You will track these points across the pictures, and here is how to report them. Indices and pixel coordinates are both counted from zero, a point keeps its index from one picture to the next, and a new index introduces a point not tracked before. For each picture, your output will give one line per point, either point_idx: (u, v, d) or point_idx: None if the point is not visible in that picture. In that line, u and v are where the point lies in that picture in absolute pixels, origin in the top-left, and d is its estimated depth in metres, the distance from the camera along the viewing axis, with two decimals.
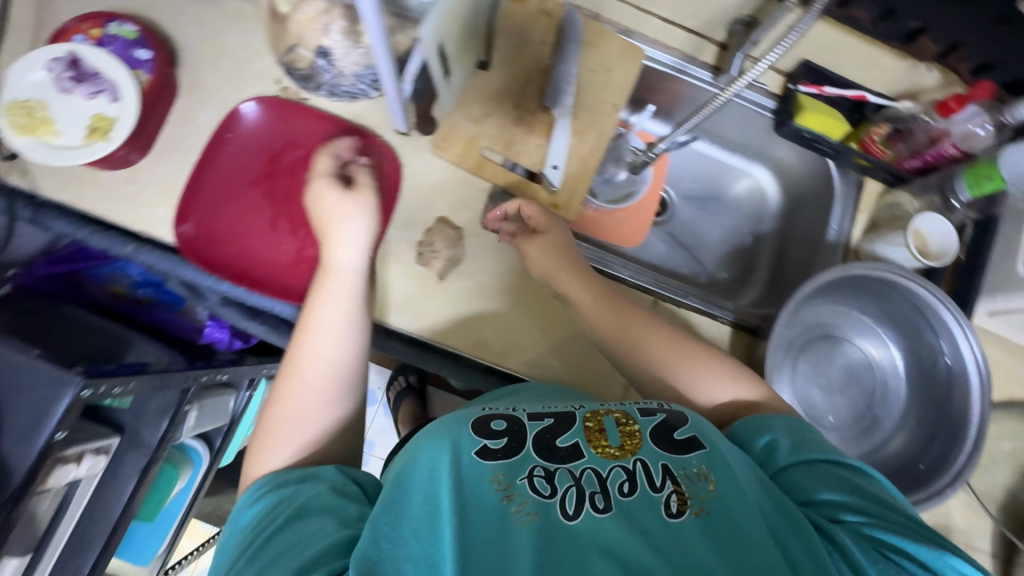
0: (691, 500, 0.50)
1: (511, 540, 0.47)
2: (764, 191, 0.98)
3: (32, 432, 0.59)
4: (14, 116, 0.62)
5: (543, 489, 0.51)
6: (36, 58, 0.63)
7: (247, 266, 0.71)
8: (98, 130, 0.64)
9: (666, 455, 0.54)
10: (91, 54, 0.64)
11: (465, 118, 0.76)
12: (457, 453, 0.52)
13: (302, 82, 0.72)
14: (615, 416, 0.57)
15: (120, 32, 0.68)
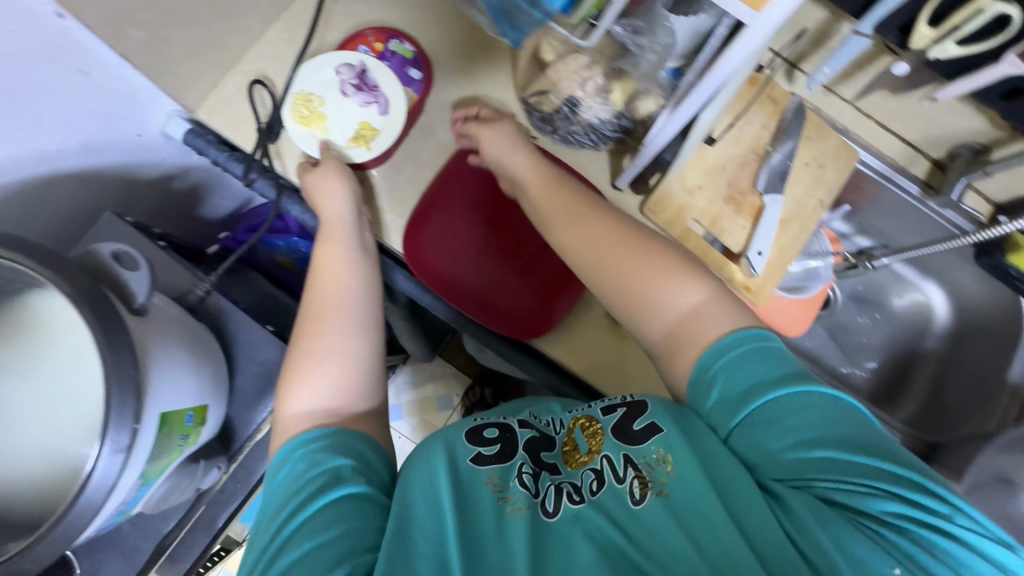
0: (652, 483, 0.51)
1: (510, 535, 0.50)
2: (932, 309, 0.95)
3: (259, 396, 0.66)
4: (300, 107, 0.72)
5: (529, 487, 0.55)
6: (331, 61, 0.72)
7: (454, 285, 0.74)
8: (361, 136, 0.73)
9: (627, 445, 0.54)
10: (375, 69, 0.73)
11: (680, 186, 0.78)
12: (453, 459, 0.56)
13: (541, 124, 0.76)
14: (581, 422, 0.60)
15: (398, 49, 0.75)
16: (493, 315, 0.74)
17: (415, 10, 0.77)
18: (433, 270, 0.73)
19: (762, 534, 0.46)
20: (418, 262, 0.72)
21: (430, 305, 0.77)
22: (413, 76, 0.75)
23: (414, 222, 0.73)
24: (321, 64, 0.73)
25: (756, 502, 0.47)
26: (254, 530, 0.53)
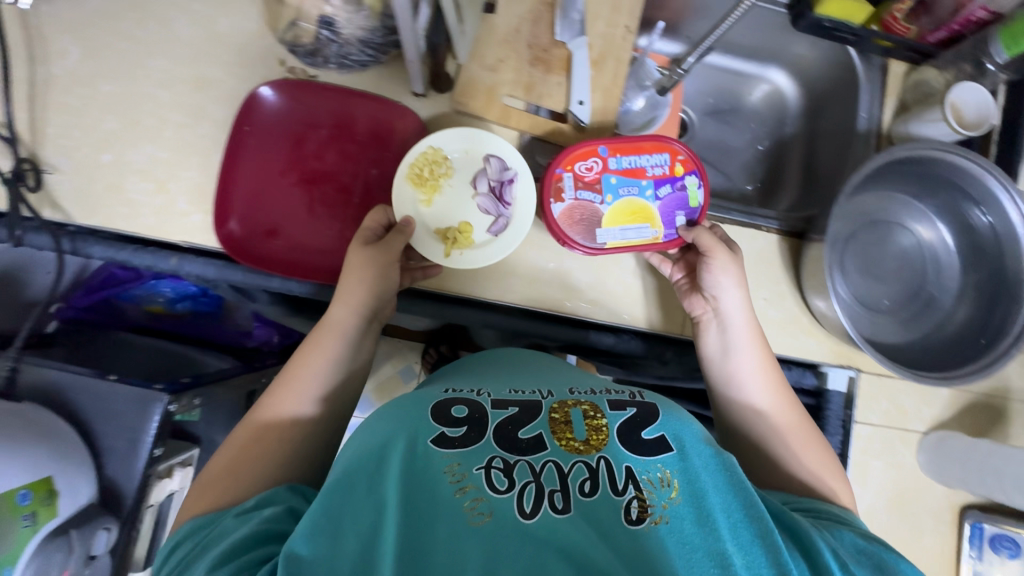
0: (652, 508, 0.48)
1: (468, 539, 0.45)
2: (783, 94, 0.96)
3: (133, 453, 0.60)
4: (416, 167, 0.70)
5: (500, 484, 0.49)
6: (505, 151, 0.72)
7: (295, 259, 0.70)
8: (453, 237, 0.70)
9: (630, 457, 0.52)
10: (521, 185, 0.72)
11: (482, 68, 0.73)
12: (412, 443, 0.51)
13: (309, 58, 0.69)
14: (583, 408, 0.56)
15: (688, 186, 0.74)
16: None
17: None
18: (268, 255, 0.68)
19: (753, 550, 0.47)
20: (243, 251, 0.67)
21: (281, 288, 0.72)
22: (675, 224, 0.74)
23: (221, 211, 0.66)
24: (482, 143, 0.72)
25: (751, 512, 0.50)
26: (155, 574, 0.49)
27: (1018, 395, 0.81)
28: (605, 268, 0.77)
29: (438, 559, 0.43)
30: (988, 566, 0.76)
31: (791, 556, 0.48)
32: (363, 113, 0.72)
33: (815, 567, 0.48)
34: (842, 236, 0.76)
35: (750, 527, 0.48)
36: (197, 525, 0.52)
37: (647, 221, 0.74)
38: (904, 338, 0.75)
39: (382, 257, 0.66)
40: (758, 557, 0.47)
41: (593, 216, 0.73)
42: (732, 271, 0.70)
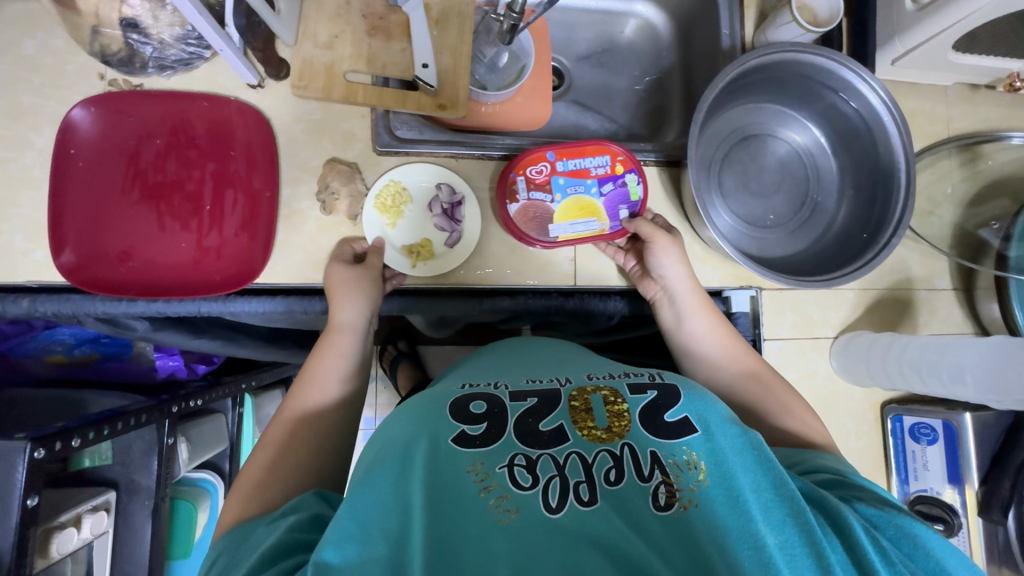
0: (681, 492, 0.48)
1: (498, 536, 0.45)
2: (653, 26, 0.94)
3: (4, 506, 0.60)
4: (382, 198, 0.71)
5: (524, 480, 0.48)
6: (459, 184, 0.73)
7: (151, 278, 0.66)
8: (416, 251, 0.72)
9: (655, 441, 0.51)
10: (471, 207, 0.73)
11: (316, 46, 0.69)
12: (434, 440, 0.51)
13: (126, 66, 0.66)
14: (604, 393, 0.55)
15: (630, 184, 0.74)
16: (210, 283, 0.67)
17: None
18: (119, 279, 0.65)
19: (785, 530, 0.45)
20: (90, 279, 0.64)
21: (146, 312, 0.68)
22: (619, 216, 0.74)
23: (56, 242, 0.63)
24: (437, 173, 0.74)
25: (781, 491, 0.48)
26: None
27: (921, 284, 0.81)
28: (490, 230, 0.74)
29: (470, 558, 0.43)
30: (913, 456, 0.76)
31: (822, 530, 0.45)
32: (197, 115, 0.68)
33: (850, 544, 0.45)
34: (718, 159, 0.77)
35: (783, 506, 0.46)
36: (229, 540, 0.51)
37: (594, 215, 0.73)
38: (794, 248, 0.76)
39: (371, 278, 0.68)
40: (791, 537, 0.45)
41: (546, 214, 0.72)
42: (676, 247, 0.71)
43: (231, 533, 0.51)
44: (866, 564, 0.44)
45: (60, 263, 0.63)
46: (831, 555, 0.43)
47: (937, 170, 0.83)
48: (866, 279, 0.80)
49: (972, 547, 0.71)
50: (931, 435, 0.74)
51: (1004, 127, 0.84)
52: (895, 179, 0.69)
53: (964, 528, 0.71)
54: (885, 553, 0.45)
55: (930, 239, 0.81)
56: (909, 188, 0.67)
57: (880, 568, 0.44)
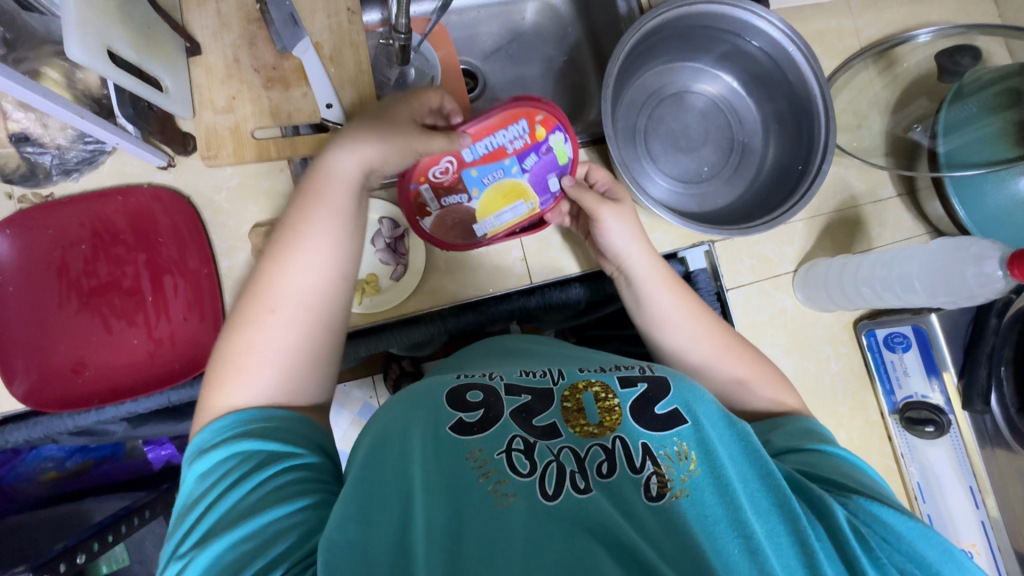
0: (671, 481, 0.48)
1: (502, 521, 0.46)
2: (552, 5, 0.93)
3: None
4: None
5: (522, 466, 0.50)
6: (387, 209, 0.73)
7: (112, 382, 0.66)
8: (361, 288, 0.71)
9: (645, 433, 0.51)
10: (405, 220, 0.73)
11: (216, 113, 0.68)
12: (435, 428, 0.53)
13: (30, 180, 0.65)
14: (594, 389, 0.55)
15: (553, 146, 0.69)
16: (172, 373, 0.67)
17: None
18: (80, 390, 0.65)
19: (771, 519, 0.47)
20: (52, 399, 0.64)
21: (118, 415, 0.68)
22: (550, 190, 0.71)
23: (5, 372, 0.62)
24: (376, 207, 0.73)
25: (768, 481, 0.49)
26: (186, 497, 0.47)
27: (866, 198, 0.81)
28: (437, 251, 0.74)
29: (472, 545, 0.45)
30: (892, 367, 0.77)
31: (807, 519, 0.47)
32: (115, 209, 0.67)
33: (833, 532, 0.47)
34: (640, 127, 0.78)
35: (768, 495, 0.48)
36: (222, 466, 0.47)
37: (521, 197, 0.70)
38: (734, 195, 0.77)
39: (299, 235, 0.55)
40: (777, 525, 0.47)
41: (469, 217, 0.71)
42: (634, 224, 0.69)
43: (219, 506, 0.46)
44: (847, 549, 0.46)
45: (14, 390, 0.62)
46: (815, 543, 0.46)
47: (856, 83, 0.84)
48: (812, 207, 0.81)
49: (965, 442, 0.73)
50: (905, 342, 0.77)
51: (910, 26, 0.84)
52: (814, 108, 0.69)
53: (954, 424, 0.74)
54: (867, 546, 0.46)
55: (864, 153, 0.82)
56: (830, 112, 0.67)
57: (860, 555, 0.45)
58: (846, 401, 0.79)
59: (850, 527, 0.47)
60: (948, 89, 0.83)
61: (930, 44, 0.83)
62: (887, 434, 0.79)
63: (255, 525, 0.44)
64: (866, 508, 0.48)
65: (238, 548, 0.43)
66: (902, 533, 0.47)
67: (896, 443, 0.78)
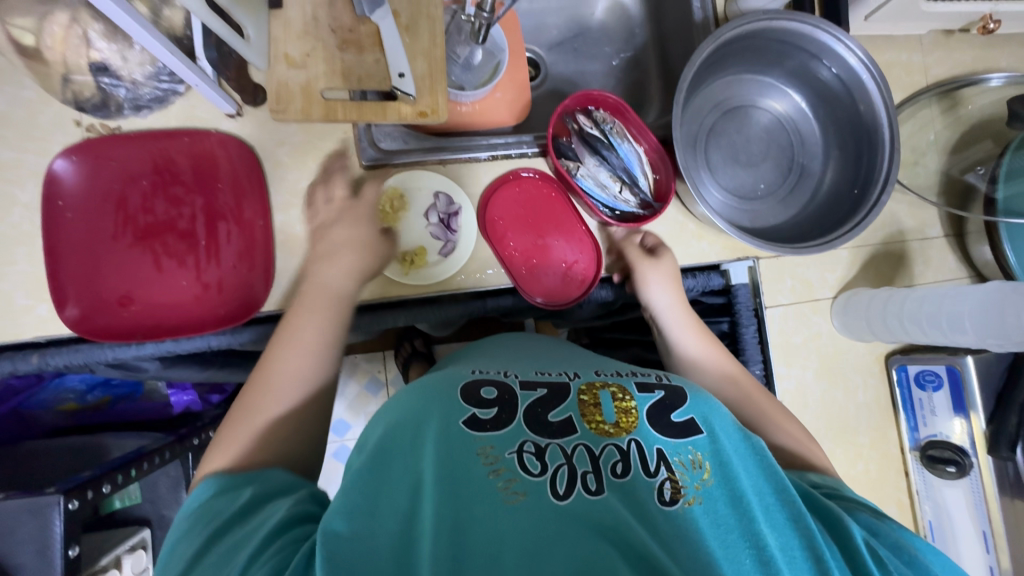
0: (685, 489, 0.48)
1: (507, 519, 0.45)
2: (623, 5, 0.93)
3: (45, 561, 0.59)
4: (383, 204, 0.72)
5: (533, 467, 0.49)
6: (449, 189, 0.73)
7: (156, 319, 0.66)
8: (410, 259, 0.71)
9: (661, 439, 0.52)
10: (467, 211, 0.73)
11: (289, 68, 0.68)
12: (445, 421, 0.52)
13: (100, 111, 0.65)
14: (612, 390, 0.56)
15: None
16: (215, 318, 0.67)
17: None
18: (124, 323, 0.66)
19: (786, 533, 0.47)
20: (99, 328, 0.65)
21: (159, 352, 0.67)
22: None
23: (58, 297, 0.63)
24: (430, 181, 0.74)
25: (783, 496, 0.50)
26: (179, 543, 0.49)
27: (913, 235, 0.82)
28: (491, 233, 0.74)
29: (479, 536, 0.44)
30: (920, 403, 0.78)
31: (822, 536, 0.48)
32: (178, 150, 0.67)
33: (846, 547, 0.48)
34: (704, 134, 0.77)
35: (783, 510, 0.48)
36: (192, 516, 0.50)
37: None
38: (787, 214, 0.77)
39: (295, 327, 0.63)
40: (791, 539, 0.47)
41: (582, 174, 0.74)
42: (672, 274, 0.73)
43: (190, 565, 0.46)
44: (860, 564, 0.47)
45: (65, 315, 0.63)
46: (830, 561, 0.46)
47: (920, 119, 0.85)
48: (859, 237, 0.81)
49: (986, 488, 0.73)
50: (936, 381, 0.76)
51: (980, 70, 0.84)
52: (879, 136, 0.70)
53: (976, 467, 0.73)
54: (884, 565, 0.47)
55: (918, 189, 0.82)
56: (895, 144, 0.68)
57: (874, 569, 0.46)
58: (868, 433, 0.80)
59: (868, 545, 0.48)
60: (1014, 135, 0.83)
61: (1000, 89, 0.83)
62: (904, 469, 0.80)
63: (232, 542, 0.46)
64: (887, 531, 0.50)
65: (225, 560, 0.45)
66: (919, 551, 0.48)
67: (912, 478, 0.79)
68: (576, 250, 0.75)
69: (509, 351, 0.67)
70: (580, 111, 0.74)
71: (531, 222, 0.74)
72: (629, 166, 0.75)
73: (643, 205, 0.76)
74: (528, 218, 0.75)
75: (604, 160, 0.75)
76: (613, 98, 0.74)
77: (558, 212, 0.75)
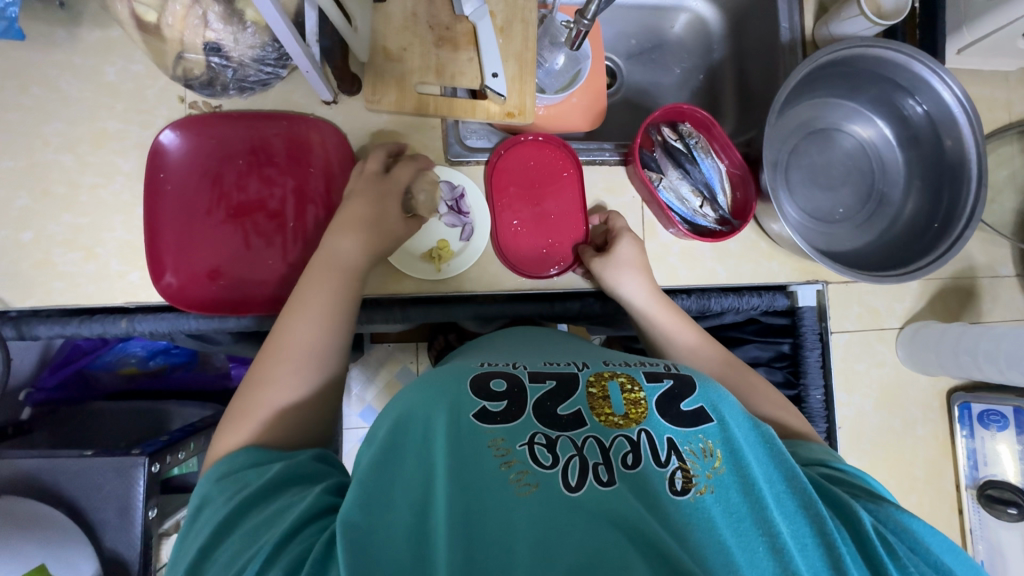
0: (696, 477, 0.44)
1: (519, 513, 0.41)
2: (704, 20, 0.93)
3: (126, 520, 0.61)
4: None
5: (544, 459, 0.44)
6: (452, 177, 0.73)
7: (242, 295, 0.68)
8: (437, 255, 0.71)
9: (672, 428, 0.47)
10: (474, 194, 0.73)
11: (387, 60, 0.70)
12: (454, 413, 0.47)
13: (207, 89, 0.68)
14: (620, 380, 0.51)
15: None
16: None
17: (5, 60, 0.66)
18: (212, 297, 0.67)
19: (797, 520, 0.43)
20: (190, 299, 0.67)
21: (239, 327, 0.70)
22: None
23: (155, 267, 0.66)
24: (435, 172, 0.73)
25: (793, 483, 0.46)
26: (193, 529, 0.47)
27: (985, 271, 0.81)
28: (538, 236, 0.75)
29: (493, 533, 0.40)
30: (982, 441, 0.77)
31: (834, 524, 0.44)
32: (274, 132, 0.69)
33: (859, 538, 0.44)
34: (786, 155, 0.78)
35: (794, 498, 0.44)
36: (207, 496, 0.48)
37: None
38: (863, 241, 0.77)
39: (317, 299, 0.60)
40: (802, 527, 0.43)
41: (660, 184, 0.75)
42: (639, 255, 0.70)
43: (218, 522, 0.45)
44: (873, 552, 0.43)
45: (161, 285, 0.66)
46: (841, 547, 0.42)
47: (1001, 155, 0.84)
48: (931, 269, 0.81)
49: None
50: (1001, 420, 0.76)
51: None
52: (965, 171, 0.70)
53: None
54: (895, 553, 0.44)
55: (995, 226, 0.82)
56: (982, 181, 0.67)
57: (888, 560, 0.43)
58: (923, 466, 0.80)
59: (877, 532, 0.45)
60: None
61: None
62: (958, 507, 0.79)
63: (253, 526, 0.44)
64: (897, 518, 0.46)
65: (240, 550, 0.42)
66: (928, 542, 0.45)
67: (966, 517, 0.78)
68: (566, 231, 0.75)
69: (516, 344, 0.63)
70: (666, 124, 0.76)
71: (532, 190, 0.75)
72: (709, 182, 0.76)
73: (721, 221, 0.77)
74: (532, 185, 0.75)
75: (686, 174, 0.75)
76: (697, 113, 0.75)
77: (564, 187, 0.75)
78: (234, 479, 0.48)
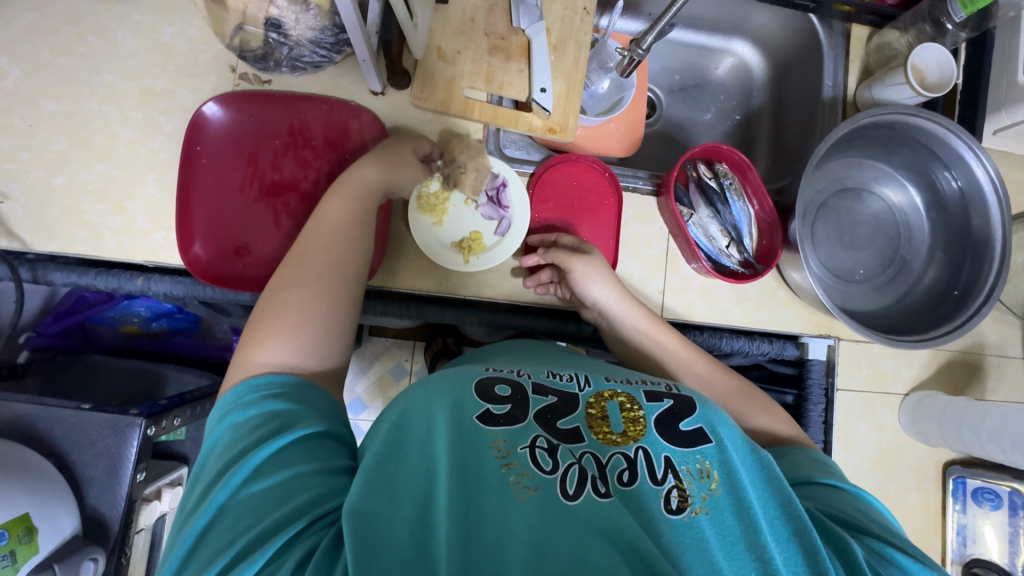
0: (692, 497, 0.43)
1: (518, 514, 0.41)
2: (748, 66, 0.95)
3: (113, 480, 0.60)
4: (424, 201, 0.72)
5: (545, 463, 0.44)
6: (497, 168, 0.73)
7: (267, 272, 0.68)
8: (468, 246, 0.71)
9: (669, 447, 0.46)
10: (514, 189, 0.74)
11: (439, 59, 0.71)
12: (458, 413, 0.47)
13: (260, 63, 0.68)
14: (620, 398, 0.50)
15: None
16: None
17: (66, 6, 0.67)
18: (238, 272, 0.67)
19: (789, 548, 0.42)
20: (216, 272, 0.67)
21: (253, 302, 0.70)
22: None
23: (185, 237, 0.66)
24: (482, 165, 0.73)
25: (788, 510, 0.44)
26: (210, 463, 0.46)
27: (993, 350, 0.82)
28: None
29: (494, 532, 0.40)
30: (972, 518, 0.78)
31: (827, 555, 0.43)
32: (314, 116, 0.69)
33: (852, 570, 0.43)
34: (816, 208, 0.79)
35: (788, 525, 0.43)
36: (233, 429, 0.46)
37: None
38: (880, 303, 0.78)
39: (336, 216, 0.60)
40: (794, 556, 0.42)
41: (694, 218, 0.75)
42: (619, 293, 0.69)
43: (249, 461, 0.43)
44: None
45: (190, 254, 0.66)
46: None
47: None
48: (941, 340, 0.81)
49: None
50: (993, 499, 0.78)
51: None
52: (988, 249, 0.71)
53: None
54: None
55: (1011, 307, 0.82)
56: (1005, 261, 0.68)
57: None
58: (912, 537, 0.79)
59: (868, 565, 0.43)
60: None
61: None
62: None
63: (274, 484, 0.42)
64: (885, 550, 0.45)
65: (246, 508, 0.41)
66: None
67: None
68: None
69: (522, 354, 0.63)
70: (702, 161, 0.77)
71: (571, 209, 0.76)
72: (737, 223, 0.77)
73: (744, 263, 0.78)
74: (573, 203, 0.76)
75: (718, 210, 0.76)
76: (732, 151, 0.76)
77: (601, 213, 0.76)
78: (264, 417, 0.46)
